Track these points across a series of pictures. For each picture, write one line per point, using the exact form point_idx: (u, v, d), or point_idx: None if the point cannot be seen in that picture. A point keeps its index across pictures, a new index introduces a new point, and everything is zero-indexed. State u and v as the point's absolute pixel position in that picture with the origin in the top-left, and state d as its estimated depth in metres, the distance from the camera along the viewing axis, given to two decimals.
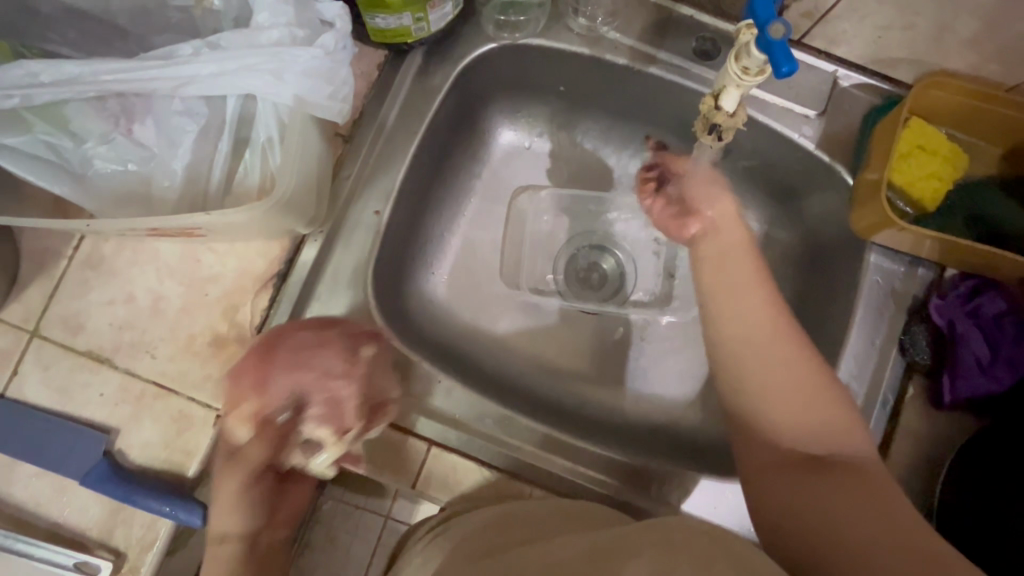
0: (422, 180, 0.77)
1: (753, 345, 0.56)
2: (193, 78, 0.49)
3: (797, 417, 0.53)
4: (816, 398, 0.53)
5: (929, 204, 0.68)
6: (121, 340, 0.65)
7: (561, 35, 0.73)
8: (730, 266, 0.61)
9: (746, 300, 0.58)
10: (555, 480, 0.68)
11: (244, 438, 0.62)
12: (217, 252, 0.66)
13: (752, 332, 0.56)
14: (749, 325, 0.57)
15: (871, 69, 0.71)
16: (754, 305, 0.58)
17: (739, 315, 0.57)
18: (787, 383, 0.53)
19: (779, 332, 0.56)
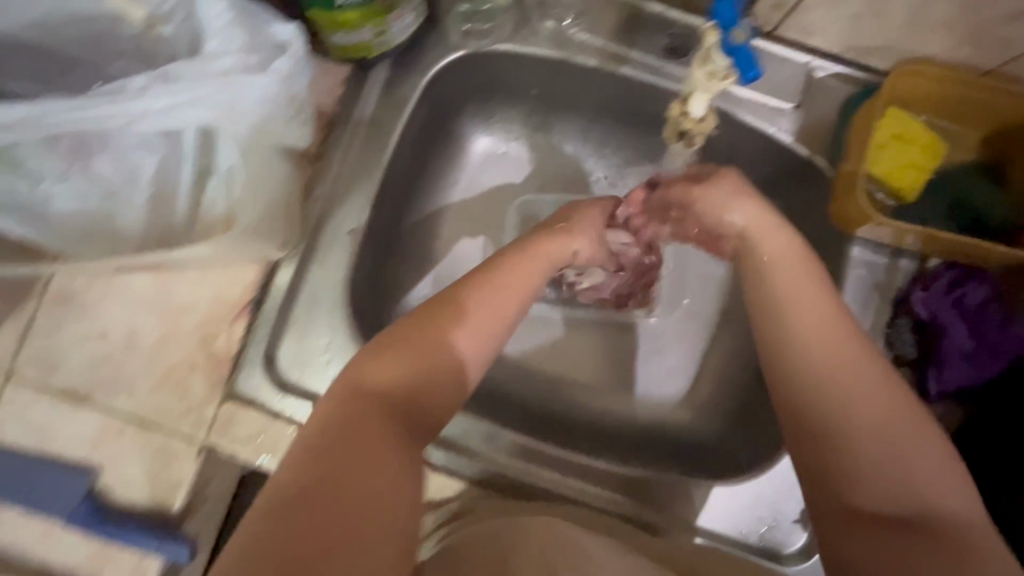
0: (396, 193, 0.75)
1: (828, 362, 0.49)
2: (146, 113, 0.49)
3: (891, 458, 0.47)
4: (911, 439, 0.47)
5: (909, 194, 0.67)
6: (97, 377, 0.63)
7: (530, 39, 0.72)
8: (799, 291, 0.52)
9: (817, 323, 0.51)
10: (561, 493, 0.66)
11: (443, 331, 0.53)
12: (190, 282, 0.65)
13: (837, 368, 0.49)
14: (836, 359, 0.49)
15: (846, 57, 0.70)
16: (834, 342, 0.50)
17: (816, 352, 0.50)
18: (885, 427, 0.47)
19: (851, 355, 0.50)
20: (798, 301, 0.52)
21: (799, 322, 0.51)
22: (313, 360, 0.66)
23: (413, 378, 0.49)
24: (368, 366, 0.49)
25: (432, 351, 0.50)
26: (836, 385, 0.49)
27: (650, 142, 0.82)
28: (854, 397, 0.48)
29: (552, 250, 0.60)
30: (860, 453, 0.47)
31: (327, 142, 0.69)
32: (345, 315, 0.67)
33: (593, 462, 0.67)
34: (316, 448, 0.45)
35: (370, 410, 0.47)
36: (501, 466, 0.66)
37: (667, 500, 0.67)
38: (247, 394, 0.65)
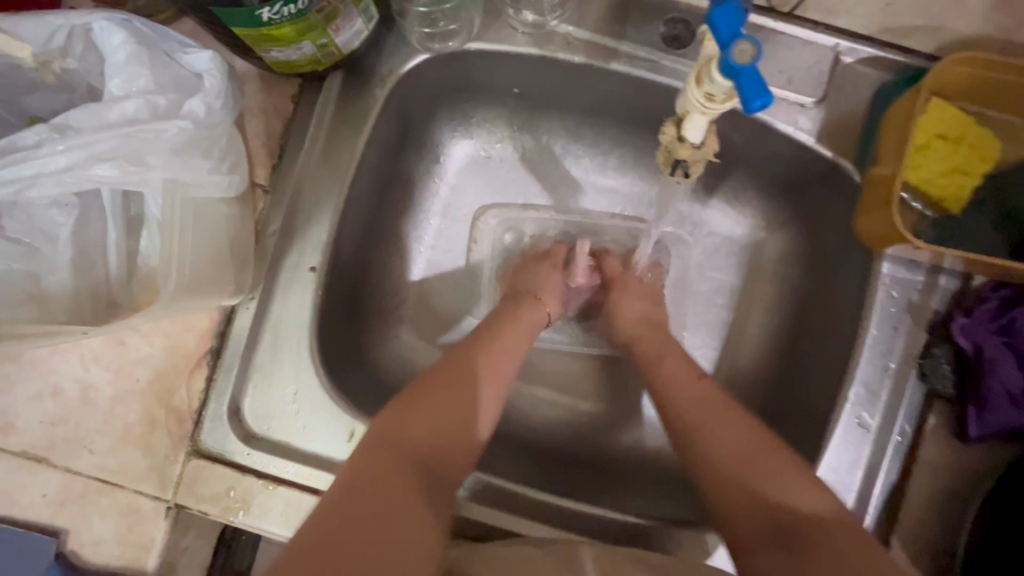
0: (366, 216, 0.67)
1: (684, 404, 0.54)
2: (35, 178, 0.45)
3: (739, 479, 0.48)
4: (747, 453, 0.49)
5: (953, 205, 0.58)
6: (54, 436, 0.60)
7: (504, 35, 0.63)
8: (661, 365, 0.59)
9: (677, 374, 0.57)
10: (557, 515, 0.61)
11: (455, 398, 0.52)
12: (144, 331, 0.60)
13: (685, 413, 0.54)
14: (680, 400, 0.55)
15: (880, 38, 0.59)
16: (683, 388, 0.56)
17: (672, 400, 0.55)
18: (731, 453, 0.50)
19: (706, 400, 0.54)
20: (660, 368, 0.59)
21: (663, 380, 0.57)
22: (281, 411, 0.60)
23: (434, 431, 0.50)
24: (409, 419, 0.49)
25: (450, 402, 0.52)
26: (685, 421, 0.53)
27: (651, 140, 0.72)
28: (700, 428, 0.52)
29: (535, 320, 0.64)
30: (715, 481, 0.49)
31: (282, 169, 0.62)
32: (309, 360, 0.60)
33: (572, 504, 0.62)
34: (339, 510, 0.42)
35: (406, 459, 0.47)
36: (472, 512, 0.60)
37: (672, 546, 0.60)
38: (212, 450, 0.60)
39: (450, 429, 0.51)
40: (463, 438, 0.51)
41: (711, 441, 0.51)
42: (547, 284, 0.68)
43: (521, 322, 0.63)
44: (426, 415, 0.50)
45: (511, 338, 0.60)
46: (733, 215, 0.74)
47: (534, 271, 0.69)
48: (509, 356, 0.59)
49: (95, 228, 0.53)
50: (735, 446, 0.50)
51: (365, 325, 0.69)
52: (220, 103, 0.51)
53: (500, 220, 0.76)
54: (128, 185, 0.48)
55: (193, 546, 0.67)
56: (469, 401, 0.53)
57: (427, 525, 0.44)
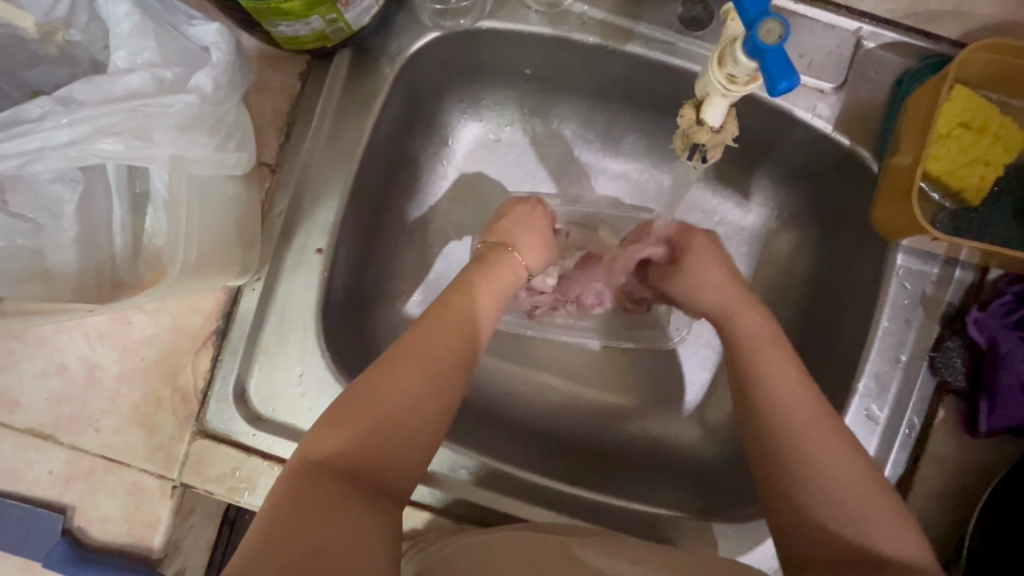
0: (373, 198, 0.66)
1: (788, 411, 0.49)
2: (38, 151, 0.44)
3: (836, 504, 0.45)
4: (848, 477, 0.46)
5: (973, 196, 0.56)
6: (60, 414, 0.60)
7: (517, 13, 0.61)
8: (760, 354, 0.53)
9: (783, 375, 0.51)
10: (561, 501, 0.61)
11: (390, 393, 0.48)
12: (149, 310, 0.60)
13: (793, 420, 0.49)
14: (785, 401, 0.50)
15: (904, 23, 0.57)
16: (790, 389, 0.50)
17: (773, 400, 0.50)
18: (835, 472, 0.46)
19: (817, 410, 0.49)
20: (763, 360, 0.53)
21: (765, 374, 0.52)
22: (287, 393, 0.60)
23: (366, 433, 0.46)
24: (323, 440, 0.45)
25: (383, 398, 0.47)
26: (788, 429, 0.49)
27: (664, 124, 0.70)
28: (807, 441, 0.48)
29: (506, 276, 0.61)
30: (809, 499, 0.46)
31: (289, 149, 0.61)
32: (315, 342, 0.60)
33: (577, 490, 0.62)
34: (266, 538, 0.39)
35: (327, 483, 0.42)
36: (477, 496, 0.60)
37: (677, 532, 0.60)
38: (219, 431, 0.60)
39: (376, 440, 0.46)
40: (403, 434, 0.47)
41: (817, 457, 0.47)
42: (527, 226, 0.65)
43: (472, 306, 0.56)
44: (355, 417, 0.46)
45: (455, 318, 0.54)
46: (745, 204, 0.72)
47: (516, 212, 0.67)
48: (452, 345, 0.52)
49: (100, 206, 0.52)
50: (841, 470, 0.46)
51: (370, 309, 0.68)
52: (225, 78, 0.50)
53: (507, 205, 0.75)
54: (133, 160, 0.46)
55: (198, 525, 0.67)
56: (406, 394, 0.48)
57: (365, 550, 0.40)
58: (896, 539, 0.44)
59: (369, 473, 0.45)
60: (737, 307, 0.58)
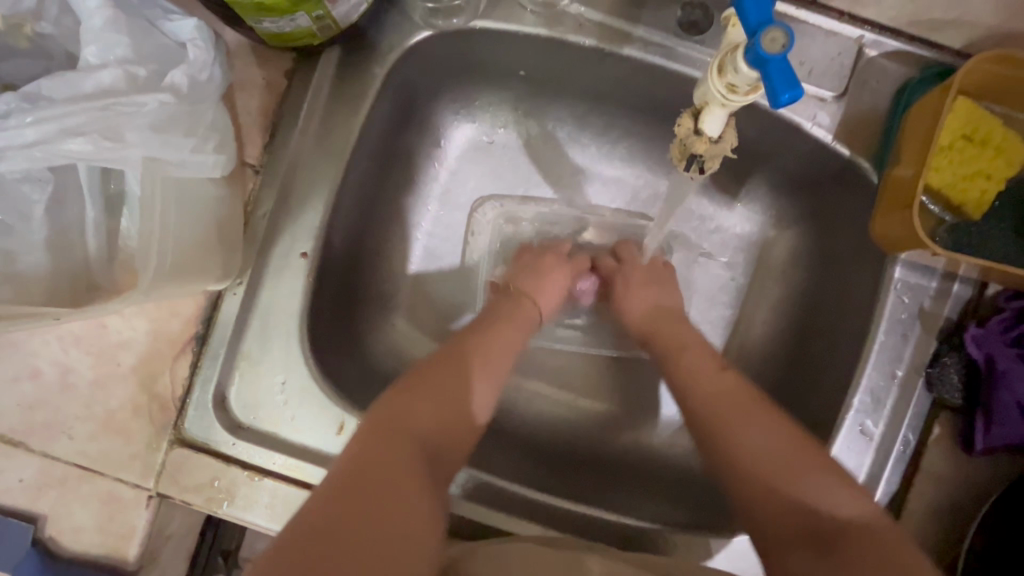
0: (362, 200, 0.64)
1: (718, 397, 0.52)
2: (2, 153, 0.42)
3: (771, 476, 0.47)
4: (777, 448, 0.48)
5: (974, 209, 0.55)
6: (32, 420, 0.58)
7: (512, 13, 0.59)
8: (688, 359, 0.57)
9: (708, 366, 0.55)
10: (552, 514, 0.60)
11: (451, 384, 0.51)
12: (127, 314, 0.58)
13: (716, 409, 0.52)
14: (707, 392, 0.53)
15: (907, 31, 0.56)
16: (711, 380, 0.54)
17: (699, 395, 0.53)
18: (764, 449, 0.48)
19: (740, 395, 0.52)
20: (694, 364, 0.56)
21: (693, 374, 0.55)
22: (269, 401, 0.58)
23: (429, 418, 0.49)
24: (405, 408, 0.48)
25: (443, 388, 0.51)
26: (716, 412, 0.51)
27: (661, 129, 0.69)
28: (732, 426, 0.50)
29: (525, 313, 0.61)
30: (747, 475, 0.48)
31: (274, 149, 0.59)
32: (299, 349, 0.58)
33: (569, 505, 0.60)
34: (336, 494, 0.41)
35: (407, 445, 0.46)
36: (466, 510, 0.59)
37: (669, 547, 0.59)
38: (197, 439, 0.58)
39: (448, 418, 0.50)
40: (455, 422, 0.50)
41: (745, 437, 0.49)
42: (543, 278, 0.65)
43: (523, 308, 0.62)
44: (419, 401, 0.49)
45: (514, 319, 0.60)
46: (741, 213, 0.71)
47: (531, 271, 0.65)
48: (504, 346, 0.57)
49: (73, 206, 0.50)
50: (772, 444, 0.48)
51: (358, 314, 0.67)
52: (205, 75, 0.49)
53: (499, 211, 0.73)
54: (104, 161, 0.44)
55: (176, 534, 0.65)
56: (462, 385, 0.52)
57: (419, 521, 0.42)
58: (839, 502, 0.44)
59: (438, 446, 0.49)
60: (667, 322, 0.62)
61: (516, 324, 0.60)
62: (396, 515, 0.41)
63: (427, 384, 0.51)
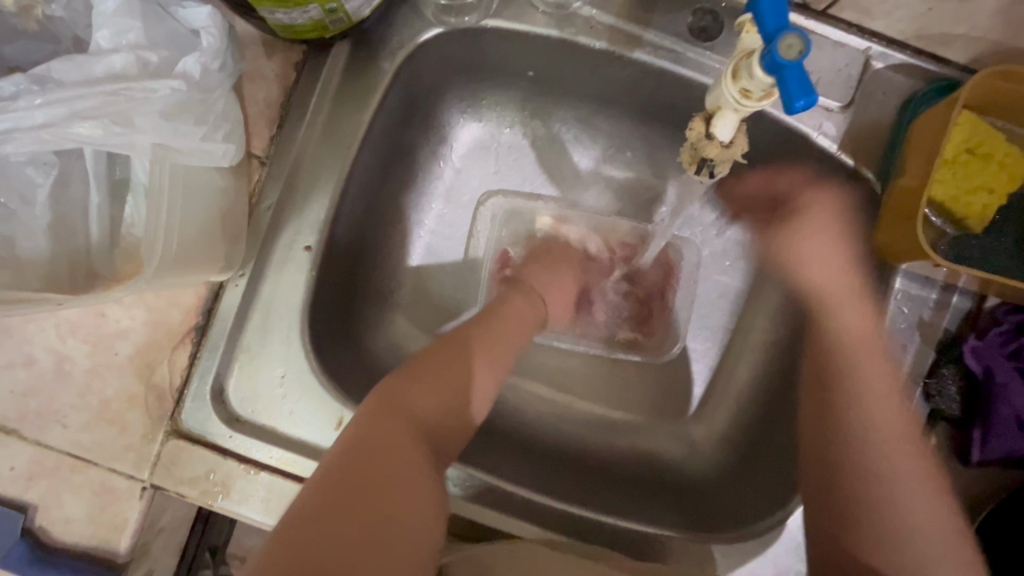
0: (367, 196, 0.64)
1: (853, 383, 0.56)
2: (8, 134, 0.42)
3: (894, 518, 0.49)
4: (890, 430, 0.52)
5: (977, 222, 0.56)
6: (27, 408, 0.57)
7: (524, 13, 0.59)
8: (864, 390, 0.55)
9: (849, 318, 0.58)
10: (555, 515, 0.60)
11: (456, 366, 0.52)
12: (125, 303, 0.57)
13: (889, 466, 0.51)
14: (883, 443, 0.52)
15: (913, 45, 0.57)
16: (858, 352, 0.57)
17: (878, 433, 0.53)
18: (906, 500, 0.50)
19: (877, 377, 0.55)
20: (863, 374, 0.55)
21: (877, 417, 0.54)
22: (268, 395, 0.58)
23: (434, 403, 0.50)
24: (411, 394, 0.49)
25: (445, 375, 0.51)
26: (857, 389, 0.55)
27: (667, 134, 0.69)
28: (897, 484, 0.50)
29: (523, 307, 0.64)
30: (875, 510, 0.50)
31: (280, 141, 0.59)
32: (300, 344, 0.58)
33: (568, 505, 0.60)
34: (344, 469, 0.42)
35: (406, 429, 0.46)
36: (471, 512, 0.58)
37: (676, 552, 0.59)
38: (193, 431, 0.57)
39: (449, 404, 0.51)
40: (459, 409, 0.51)
41: (909, 506, 0.49)
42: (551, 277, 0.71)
43: (508, 313, 0.61)
44: (420, 379, 0.50)
45: (507, 318, 0.60)
46: (743, 221, 0.72)
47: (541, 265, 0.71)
48: (502, 338, 0.58)
49: (75, 192, 0.49)
50: (886, 425, 0.53)
51: (359, 309, 0.66)
52: (218, 64, 0.48)
53: (506, 204, 0.74)
54: (111, 147, 0.44)
55: (168, 527, 0.64)
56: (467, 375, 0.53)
57: (420, 501, 0.44)
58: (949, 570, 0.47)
59: (440, 432, 0.50)
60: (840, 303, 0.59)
61: (514, 319, 0.61)
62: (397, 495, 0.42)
63: (426, 363, 0.51)
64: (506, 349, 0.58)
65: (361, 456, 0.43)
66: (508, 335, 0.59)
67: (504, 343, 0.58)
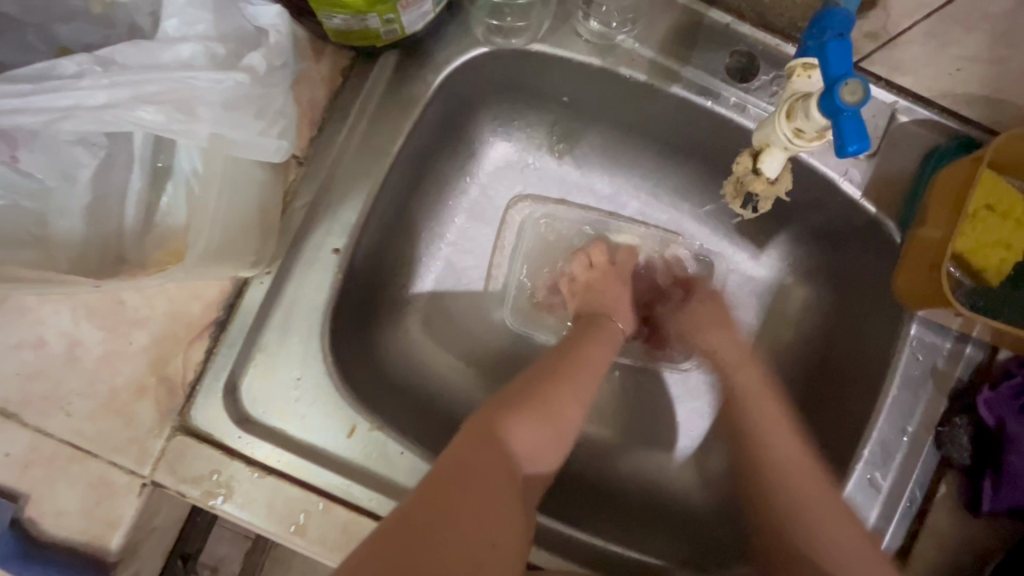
0: (394, 205, 0.64)
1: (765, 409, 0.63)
2: (71, 111, 0.41)
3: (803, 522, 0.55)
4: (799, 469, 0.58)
5: (993, 276, 0.57)
6: (30, 392, 0.55)
7: (569, 41, 0.61)
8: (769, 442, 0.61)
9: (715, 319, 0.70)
10: (569, 544, 0.58)
11: (549, 402, 0.55)
12: (145, 291, 0.56)
13: (814, 522, 0.54)
14: (791, 483, 0.57)
15: (939, 103, 0.59)
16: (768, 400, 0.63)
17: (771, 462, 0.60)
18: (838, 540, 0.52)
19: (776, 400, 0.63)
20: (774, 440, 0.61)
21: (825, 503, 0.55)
22: (282, 396, 0.57)
23: (524, 434, 0.52)
24: (500, 420, 0.51)
25: (536, 412, 0.53)
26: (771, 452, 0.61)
27: (694, 168, 0.70)
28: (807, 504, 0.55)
29: (604, 336, 0.66)
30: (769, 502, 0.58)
31: (318, 144, 0.59)
32: (318, 346, 0.57)
33: (589, 537, 0.59)
34: (438, 484, 0.46)
35: (495, 456, 0.49)
36: None
37: None
38: (202, 430, 0.56)
39: (535, 432, 0.52)
40: (539, 446, 0.53)
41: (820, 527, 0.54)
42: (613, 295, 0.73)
43: (592, 359, 0.62)
44: (509, 412, 0.52)
45: (590, 364, 0.62)
46: (760, 259, 0.74)
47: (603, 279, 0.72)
48: (581, 381, 0.59)
49: (115, 176, 0.49)
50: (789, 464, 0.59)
51: (377, 317, 0.66)
52: (280, 62, 0.50)
53: (533, 217, 0.75)
54: (169, 133, 0.44)
55: (158, 529, 0.62)
56: (554, 407, 0.55)
57: (505, 533, 0.45)
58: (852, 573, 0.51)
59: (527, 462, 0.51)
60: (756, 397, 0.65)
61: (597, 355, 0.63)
62: (487, 523, 0.45)
63: (517, 397, 0.54)
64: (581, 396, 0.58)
65: (456, 476, 0.46)
66: (591, 382, 0.59)
67: (585, 383, 0.59)
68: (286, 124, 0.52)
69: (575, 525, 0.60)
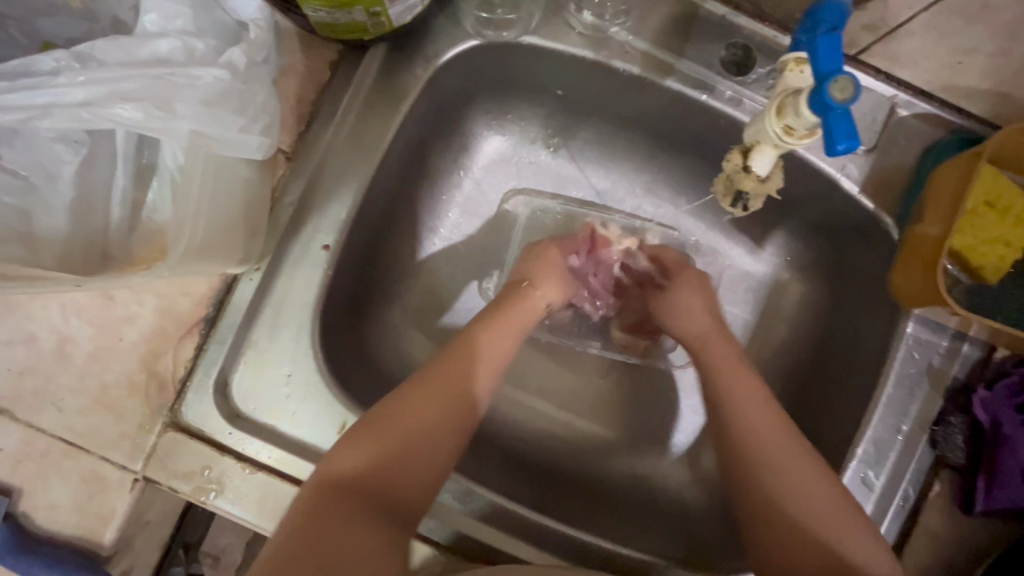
0: (384, 199, 0.63)
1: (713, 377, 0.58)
2: (48, 108, 0.41)
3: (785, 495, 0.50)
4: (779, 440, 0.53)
5: (991, 273, 0.57)
6: (21, 388, 0.55)
7: (561, 32, 0.60)
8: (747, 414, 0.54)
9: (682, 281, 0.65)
10: (556, 541, 0.58)
11: (417, 417, 0.51)
12: (134, 287, 0.56)
13: (792, 484, 0.50)
14: (770, 448, 0.52)
15: (939, 97, 0.58)
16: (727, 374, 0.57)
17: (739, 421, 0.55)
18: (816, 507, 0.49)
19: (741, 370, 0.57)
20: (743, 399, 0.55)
21: (818, 485, 0.50)
22: (271, 393, 0.57)
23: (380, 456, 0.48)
24: (348, 454, 0.48)
25: (402, 429, 0.50)
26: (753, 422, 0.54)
27: (689, 162, 0.69)
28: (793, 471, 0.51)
29: (519, 316, 0.61)
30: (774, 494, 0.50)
31: (307, 138, 0.59)
32: (308, 343, 0.57)
33: (578, 533, 0.59)
34: (302, 529, 0.43)
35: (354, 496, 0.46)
36: (477, 531, 0.57)
37: None
38: (192, 425, 0.56)
39: (400, 451, 0.49)
40: (417, 464, 0.50)
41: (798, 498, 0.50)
42: (542, 268, 0.65)
43: (487, 357, 0.56)
44: (360, 438, 0.48)
45: (481, 360, 0.56)
46: (756, 253, 0.73)
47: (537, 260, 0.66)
48: (463, 382, 0.54)
49: (100, 172, 0.49)
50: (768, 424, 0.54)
51: (369, 312, 0.65)
52: (261, 56, 0.48)
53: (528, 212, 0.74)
54: (149, 130, 0.43)
55: (152, 522, 0.63)
56: (420, 419, 0.51)
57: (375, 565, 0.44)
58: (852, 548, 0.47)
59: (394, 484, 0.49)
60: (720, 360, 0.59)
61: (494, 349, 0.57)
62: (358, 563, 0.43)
63: (377, 418, 0.50)
64: (464, 402, 0.54)
65: (313, 524, 0.43)
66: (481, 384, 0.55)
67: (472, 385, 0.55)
68: (272, 119, 0.51)
69: (563, 521, 0.60)
